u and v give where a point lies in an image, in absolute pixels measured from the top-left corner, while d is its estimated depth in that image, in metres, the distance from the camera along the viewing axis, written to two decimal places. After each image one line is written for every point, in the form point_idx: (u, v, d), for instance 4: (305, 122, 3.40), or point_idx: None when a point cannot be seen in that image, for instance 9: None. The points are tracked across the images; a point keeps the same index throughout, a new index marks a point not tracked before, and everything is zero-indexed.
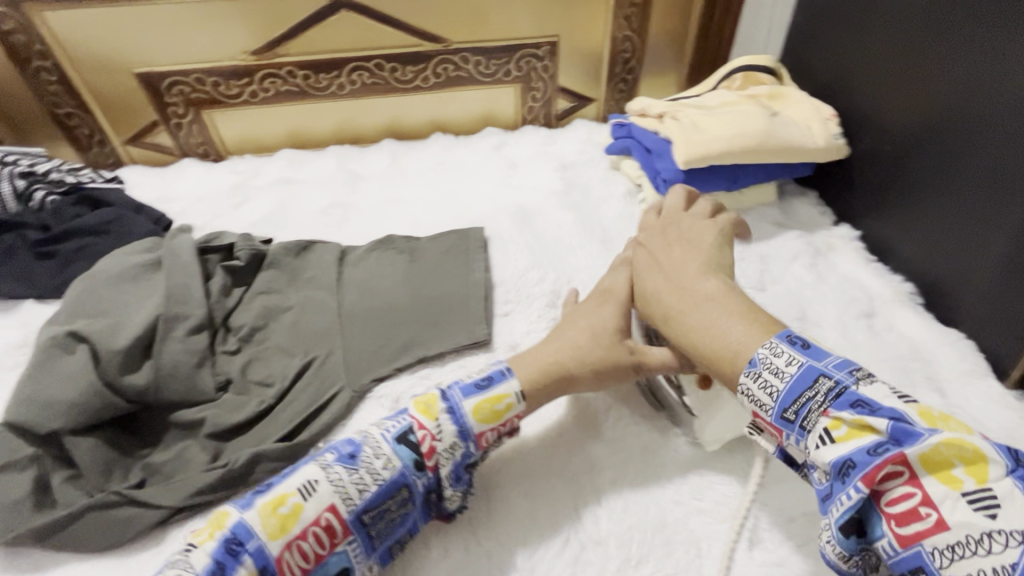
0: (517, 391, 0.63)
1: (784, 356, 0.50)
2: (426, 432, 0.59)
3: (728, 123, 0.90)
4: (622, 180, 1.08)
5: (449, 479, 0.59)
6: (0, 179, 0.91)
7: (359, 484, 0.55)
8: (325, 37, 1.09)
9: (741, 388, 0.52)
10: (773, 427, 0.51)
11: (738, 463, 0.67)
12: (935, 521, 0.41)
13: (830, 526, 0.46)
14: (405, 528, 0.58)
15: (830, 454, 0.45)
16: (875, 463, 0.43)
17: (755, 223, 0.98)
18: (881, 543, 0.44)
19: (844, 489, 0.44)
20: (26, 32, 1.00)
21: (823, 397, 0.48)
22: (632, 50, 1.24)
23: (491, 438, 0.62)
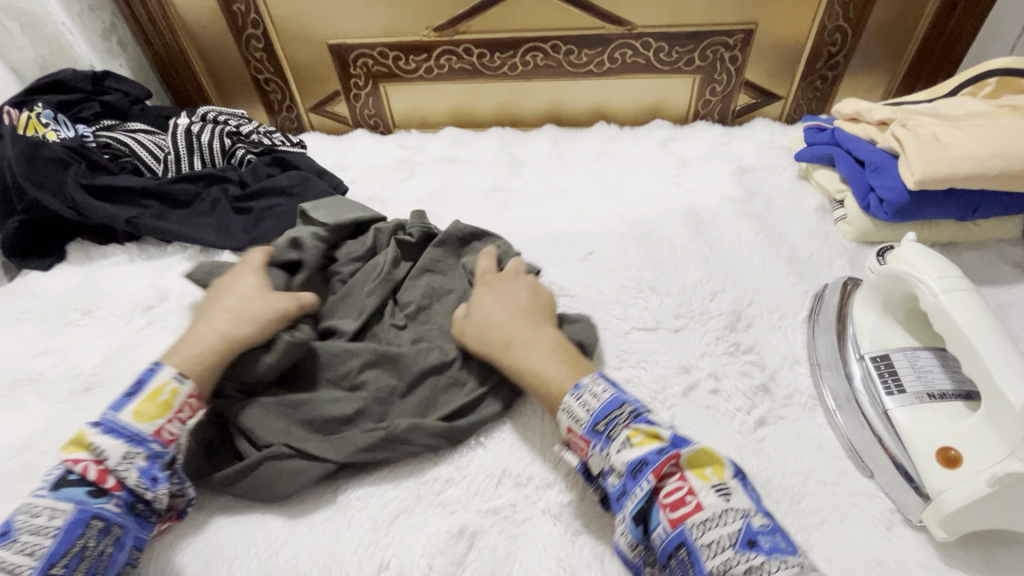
0: (175, 373, 0.57)
1: (601, 385, 0.56)
2: (85, 462, 0.52)
3: (983, 138, 0.74)
4: (813, 192, 0.95)
5: (142, 484, 0.52)
6: (212, 135, 1.00)
7: (24, 550, 0.47)
8: (507, 16, 1.06)
9: (563, 406, 0.56)
10: (583, 439, 0.54)
11: (1008, 566, 0.50)
12: (695, 505, 0.47)
13: (624, 520, 0.49)
14: (124, 554, 0.51)
15: (627, 455, 0.50)
16: (658, 459, 0.49)
17: (990, 263, 0.80)
18: (657, 530, 0.48)
19: (637, 484, 0.49)
20: (246, 3, 1.08)
21: (627, 415, 0.53)
22: (841, 44, 1.07)
23: (175, 428, 0.55)
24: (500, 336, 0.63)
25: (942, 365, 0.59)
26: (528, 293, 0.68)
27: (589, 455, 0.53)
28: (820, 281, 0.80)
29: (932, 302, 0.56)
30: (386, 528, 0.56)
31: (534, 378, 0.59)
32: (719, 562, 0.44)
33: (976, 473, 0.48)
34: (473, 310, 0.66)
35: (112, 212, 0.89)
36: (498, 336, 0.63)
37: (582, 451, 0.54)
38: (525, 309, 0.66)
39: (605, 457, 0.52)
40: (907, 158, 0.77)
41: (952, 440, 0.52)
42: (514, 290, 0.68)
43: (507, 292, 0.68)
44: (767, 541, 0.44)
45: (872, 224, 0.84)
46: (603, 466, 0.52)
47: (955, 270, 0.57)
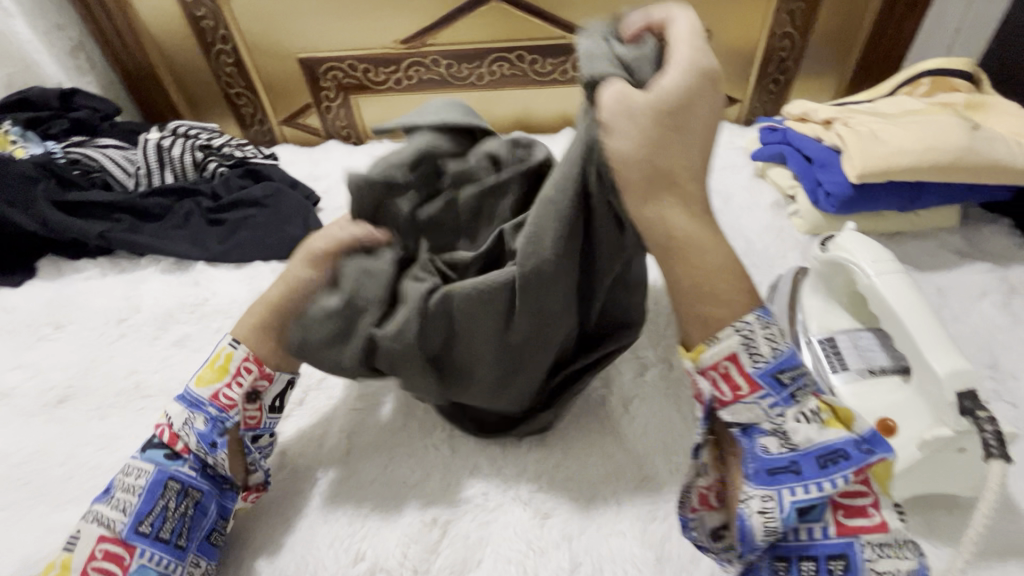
0: (230, 338, 0.58)
1: (778, 327, 0.44)
2: (166, 426, 0.55)
3: (916, 134, 0.80)
4: (769, 189, 0.99)
5: (202, 448, 0.54)
6: (183, 149, 1.01)
7: (119, 505, 0.51)
8: (472, 28, 1.10)
9: (739, 326, 0.43)
10: (749, 380, 0.43)
11: (943, 526, 0.55)
12: (877, 522, 0.41)
13: (780, 501, 0.40)
14: (204, 515, 0.54)
15: (819, 437, 0.42)
16: (860, 458, 0.41)
17: (930, 250, 0.85)
18: (815, 526, 0.41)
19: (825, 477, 0.41)
20: (215, 19, 1.10)
21: (812, 384, 0.45)
22: (790, 49, 1.13)
23: (234, 391, 0.56)
24: (653, 175, 0.44)
25: (880, 343, 0.63)
26: (693, 111, 0.45)
27: (751, 400, 0.43)
28: (775, 272, 0.84)
29: (868, 284, 0.60)
30: (360, 522, 0.57)
31: (680, 249, 0.45)
32: None
33: (910, 439, 0.52)
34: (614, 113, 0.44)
35: (83, 226, 0.90)
36: (645, 176, 0.44)
37: (734, 391, 0.43)
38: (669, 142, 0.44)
39: (776, 418, 0.43)
40: (848, 154, 0.82)
41: (890, 411, 0.55)
42: (685, 107, 0.45)
43: (662, 122, 0.44)
44: None
45: (821, 218, 0.88)
46: (758, 420, 0.43)
47: (888, 255, 0.61)
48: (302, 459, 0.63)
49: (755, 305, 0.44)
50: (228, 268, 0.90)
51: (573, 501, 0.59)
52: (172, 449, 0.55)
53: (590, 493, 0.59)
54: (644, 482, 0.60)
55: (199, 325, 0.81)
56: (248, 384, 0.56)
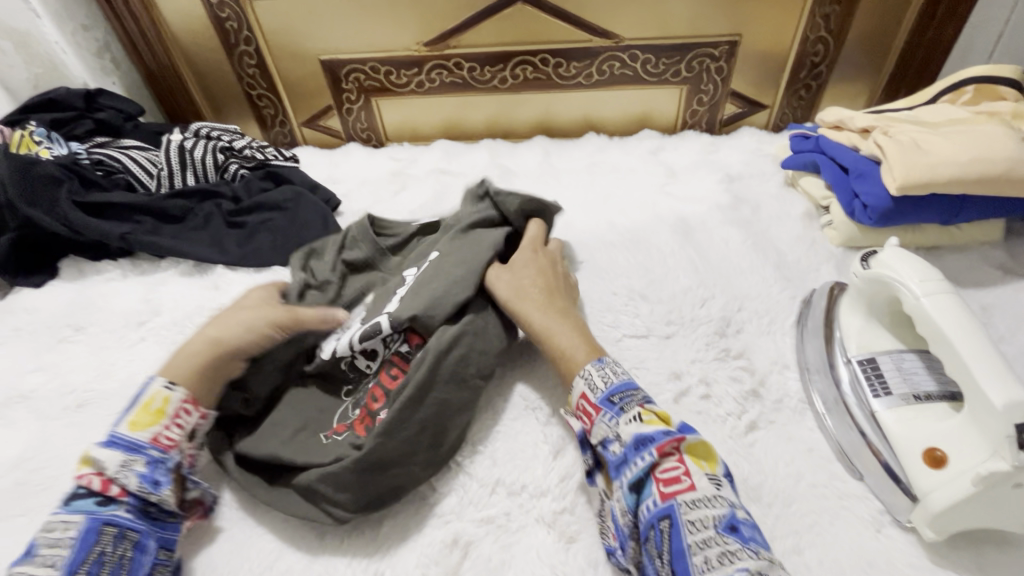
0: (164, 383, 0.58)
1: (612, 370, 0.59)
2: (90, 475, 0.53)
3: (961, 144, 0.76)
4: (800, 199, 0.96)
5: (145, 488, 0.53)
6: (205, 151, 1.00)
7: (47, 562, 0.48)
8: (496, 31, 1.08)
9: (583, 372, 0.59)
10: (595, 406, 0.57)
11: (997, 565, 0.51)
12: (688, 485, 0.50)
13: (621, 486, 0.52)
14: (148, 554, 0.52)
15: (635, 429, 0.53)
16: (663, 438, 0.52)
17: (972, 266, 0.82)
18: (646, 501, 0.50)
19: (638, 456, 0.52)
20: (239, 20, 1.10)
21: (642, 395, 0.57)
22: (824, 54, 1.10)
23: (173, 433, 0.57)
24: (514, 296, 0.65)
25: (926, 367, 0.60)
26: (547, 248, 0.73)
27: (596, 423, 0.56)
28: (808, 287, 0.81)
29: (916, 304, 0.57)
30: (381, 539, 0.57)
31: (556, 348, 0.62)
32: (699, 540, 0.46)
33: (963, 472, 0.50)
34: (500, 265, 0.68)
35: (106, 226, 0.90)
36: (516, 293, 0.65)
37: (589, 418, 0.57)
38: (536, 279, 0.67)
39: (613, 426, 0.55)
40: (888, 164, 0.78)
41: (938, 441, 0.53)
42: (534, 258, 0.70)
43: (532, 264, 0.69)
44: (747, 530, 0.47)
45: (857, 230, 0.85)
46: (607, 434, 0.55)
47: (936, 274, 0.58)
48: None
49: (592, 358, 0.60)
50: (247, 272, 0.89)
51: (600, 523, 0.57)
52: (103, 494, 0.52)
53: None
54: None
55: None
56: (188, 426, 0.58)
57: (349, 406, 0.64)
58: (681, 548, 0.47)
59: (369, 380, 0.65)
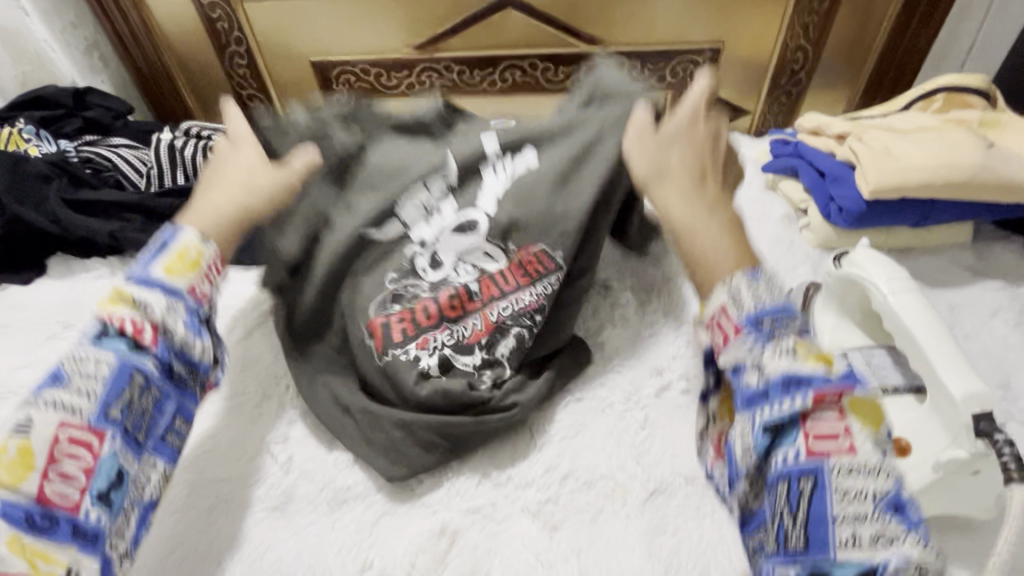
0: (199, 237, 0.62)
1: (759, 293, 0.55)
2: (123, 318, 0.56)
3: (929, 150, 0.79)
4: (780, 202, 0.98)
5: (189, 335, 0.58)
6: (192, 149, 1.00)
7: (81, 393, 0.52)
8: (485, 34, 1.10)
9: (728, 284, 0.57)
10: (735, 325, 0.54)
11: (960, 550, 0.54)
12: (846, 449, 0.47)
13: (753, 422, 0.50)
14: (165, 412, 0.57)
15: (788, 369, 0.50)
16: (823, 383, 0.49)
17: (943, 266, 0.85)
18: (788, 452, 0.47)
19: (787, 397, 0.49)
20: (229, 21, 1.11)
21: (793, 329, 0.54)
22: (804, 61, 1.13)
23: (206, 288, 0.61)
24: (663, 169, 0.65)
25: None
26: (693, 146, 0.66)
27: (733, 343, 0.53)
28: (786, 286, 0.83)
29: (884, 302, 0.60)
30: (368, 529, 0.58)
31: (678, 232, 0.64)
32: (845, 507, 0.45)
33: (925, 460, 0.52)
34: (636, 138, 0.67)
35: (94, 223, 0.90)
36: (656, 172, 0.65)
37: (726, 336, 0.55)
38: (676, 172, 0.65)
39: (755, 354, 0.52)
40: (862, 169, 0.82)
41: (904, 431, 0.55)
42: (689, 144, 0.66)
43: (694, 148, 0.66)
44: (913, 512, 0.44)
45: (833, 232, 0.88)
46: (743, 360, 0.52)
47: (903, 273, 0.62)
48: (308, 463, 0.64)
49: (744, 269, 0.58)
50: None
51: (583, 512, 0.59)
52: (137, 337, 0.56)
53: (599, 505, 0.59)
54: (653, 497, 0.59)
55: None
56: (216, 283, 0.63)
57: (389, 297, 0.67)
58: (822, 514, 0.45)
59: (422, 293, 0.68)
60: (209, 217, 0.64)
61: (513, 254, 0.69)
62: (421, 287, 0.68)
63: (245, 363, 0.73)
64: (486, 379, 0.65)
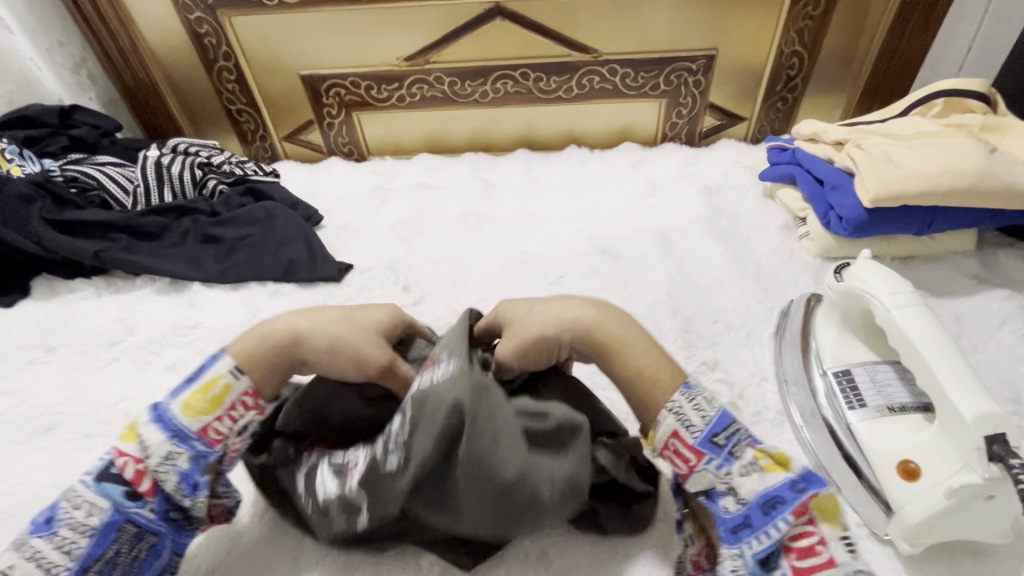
0: (232, 367, 0.48)
1: (701, 406, 0.46)
2: (126, 459, 0.45)
3: (930, 157, 0.77)
4: (778, 211, 0.96)
5: (182, 492, 0.46)
6: (182, 166, 1.00)
7: (64, 545, 0.43)
8: (476, 45, 1.09)
9: (671, 406, 0.46)
10: (693, 450, 0.45)
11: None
12: (827, 559, 0.41)
13: (742, 557, 0.42)
14: (161, 559, 0.47)
15: (757, 485, 0.43)
16: (796, 497, 0.42)
17: (946, 275, 0.83)
18: (775, 574, 0.41)
19: (770, 522, 0.42)
20: (217, 36, 1.10)
21: (746, 431, 0.46)
22: (799, 68, 1.11)
23: (224, 427, 0.47)
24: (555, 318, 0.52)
25: (900, 378, 0.61)
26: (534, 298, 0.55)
27: (698, 469, 0.45)
28: (786, 298, 0.81)
29: (887, 318, 0.57)
30: None
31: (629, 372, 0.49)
32: None
33: (936, 485, 0.50)
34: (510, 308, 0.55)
35: (78, 245, 0.88)
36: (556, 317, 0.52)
37: (687, 464, 0.45)
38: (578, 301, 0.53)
39: (722, 475, 0.45)
40: (861, 177, 0.80)
41: (913, 453, 0.53)
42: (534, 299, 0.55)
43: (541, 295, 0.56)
44: None
45: (833, 241, 0.85)
46: (713, 484, 0.45)
47: (907, 286, 0.59)
48: None
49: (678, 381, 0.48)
50: (223, 290, 0.88)
51: None
52: (130, 488, 0.45)
53: None
54: None
55: (191, 348, 0.79)
56: (244, 419, 0.48)
57: None
58: None
59: None
60: (267, 360, 0.50)
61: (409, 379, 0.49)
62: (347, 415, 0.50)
63: None
64: (342, 483, 0.45)
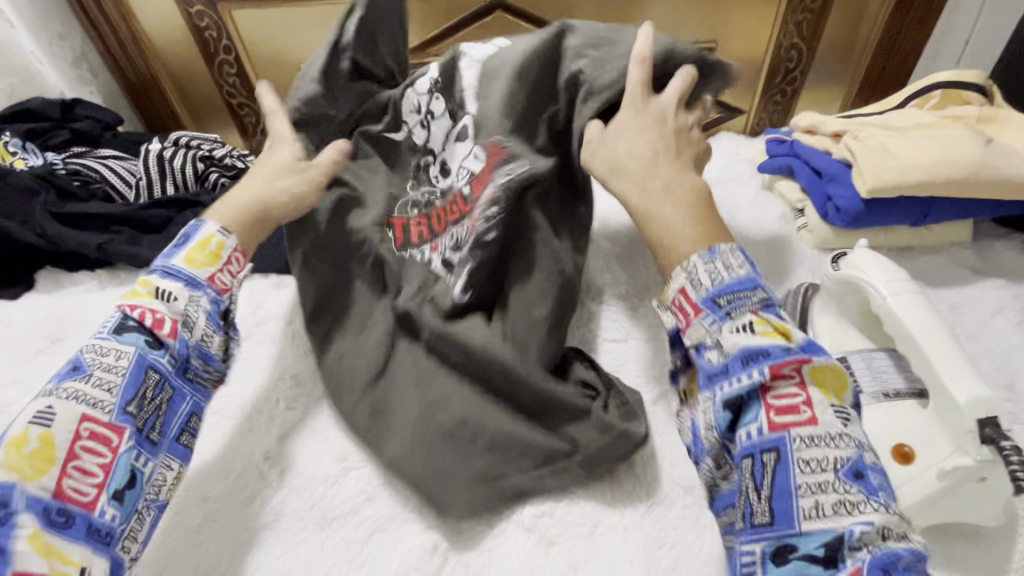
0: (218, 228, 0.61)
1: (716, 267, 0.48)
2: (143, 309, 0.55)
3: (927, 148, 0.78)
4: (776, 203, 0.97)
5: (211, 326, 0.59)
6: (184, 160, 1.00)
7: (99, 385, 0.50)
8: (476, 39, 1.09)
9: (685, 264, 0.49)
10: (694, 305, 0.48)
11: (966, 560, 0.52)
12: (808, 418, 0.42)
13: (713, 400, 0.45)
14: (185, 400, 0.57)
15: (744, 340, 0.45)
16: (782, 355, 0.43)
17: (943, 265, 0.84)
18: (749, 425, 0.43)
19: (746, 372, 0.44)
20: (217, 29, 1.10)
21: (758, 299, 0.47)
22: (798, 60, 1.12)
23: (226, 280, 0.60)
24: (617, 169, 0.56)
25: (895, 365, 0.62)
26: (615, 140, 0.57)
27: (694, 323, 0.48)
28: (783, 288, 0.82)
29: (883, 305, 0.58)
30: (360, 547, 0.57)
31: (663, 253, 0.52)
32: (813, 481, 0.41)
33: (928, 468, 0.51)
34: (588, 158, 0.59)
35: (80, 238, 0.89)
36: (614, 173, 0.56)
37: (686, 317, 0.49)
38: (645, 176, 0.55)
39: (713, 331, 0.47)
40: (858, 168, 0.80)
41: (907, 437, 0.54)
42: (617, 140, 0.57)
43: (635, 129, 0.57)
44: (875, 479, 0.40)
45: (831, 232, 0.86)
46: (704, 338, 0.47)
47: (902, 273, 0.60)
48: (296, 476, 0.63)
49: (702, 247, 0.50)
50: None
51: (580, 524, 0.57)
52: (155, 333, 0.54)
53: (596, 518, 0.58)
54: (651, 509, 0.58)
55: None
56: (237, 272, 0.62)
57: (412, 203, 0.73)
58: (785, 485, 0.41)
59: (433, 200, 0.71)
60: (231, 214, 0.63)
61: (480, 149, 0.63)
62: (433, 193, 0.72)
63: (235, 377, 0.73)
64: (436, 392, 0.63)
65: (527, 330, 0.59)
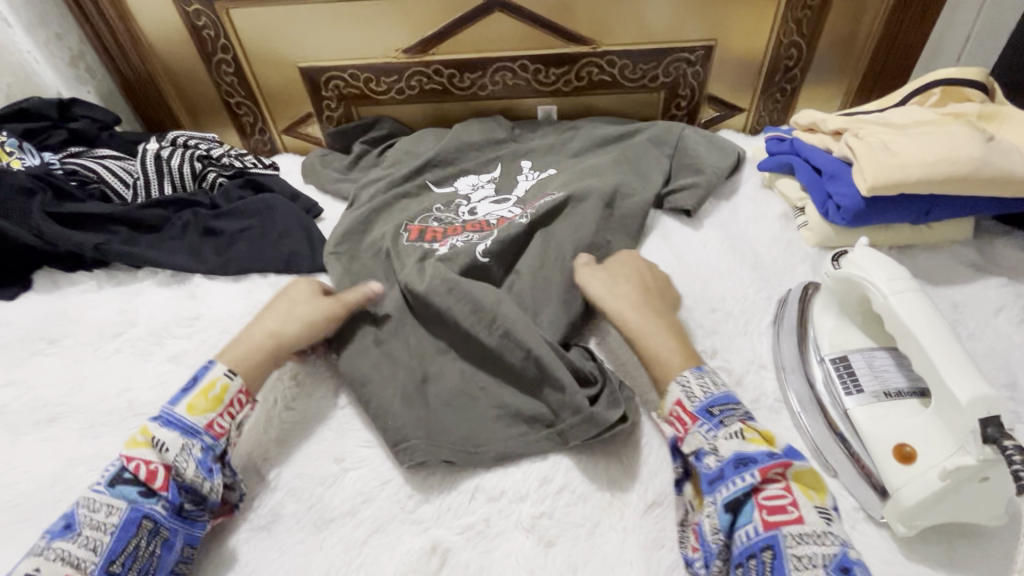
0: (224, 371, 0.62)
1: (701, 385, 0.59)
2: (138, 463, 0.56)
3: (927, 146, 0.77)
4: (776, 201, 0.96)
5: (200, 475, 0.56)
6: (182, 159, 1.00)
7: (88, 544, 0.51)
8: (474, 36, 1.09)
9: (681, 378, 0.60)
10: (690, 416, 0.57)
11: (969, 560, 0.52)
12: (797, 517, 0.49)
13: (715, 502, 0.52)
14: (173, 551, 0.54)
15: (735, 447, 0.53)
16: (768, 461, 0.51)
17: (943, 264, 0.83)
18: (746, 526, 0.50)
19: (739, 475, 0.51)
20: (215, 28, 1.09)
21: (742, 411, 0.57)
22: (798, 58, 1.11)
23: (225, 423, 0.60)
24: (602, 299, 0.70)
25: (897, 365, 0.62)
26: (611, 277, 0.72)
27: (691, 432, 0.56)
28: (783, 287, 0.81)
29: (884, 304, 0.58)
30: (358, 548, 0.57)
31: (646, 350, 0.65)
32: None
33: (931, 468, 0.51)
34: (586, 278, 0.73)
35: (77, 237, 0.88)
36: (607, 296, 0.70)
37: (684, 427, 0.57)
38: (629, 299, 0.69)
39: (710, 439, 0.55)
40: (859, 167, 0.80)
41: (908, 436, 0.54)
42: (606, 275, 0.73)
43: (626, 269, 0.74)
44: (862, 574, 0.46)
45: (831, 231, 0.86)
46: (701, 446, 0.55)
47: (905, 273, 0.60)
48: (293, 477, 0.62)
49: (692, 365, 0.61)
50: (224, 281, 0.89)
51: (580, 524, 0.57)
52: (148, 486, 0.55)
53: (596, 518, 0.57)
54: (651, 509, 0.57)
55: (193, 339, 0.80)
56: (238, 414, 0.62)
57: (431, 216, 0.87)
58: None
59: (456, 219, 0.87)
60: (241, 351, 0.65)
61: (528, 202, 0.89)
62: (455, 218, 0.88)
63: None
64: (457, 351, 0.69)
65: (540, 296, 0.75)
